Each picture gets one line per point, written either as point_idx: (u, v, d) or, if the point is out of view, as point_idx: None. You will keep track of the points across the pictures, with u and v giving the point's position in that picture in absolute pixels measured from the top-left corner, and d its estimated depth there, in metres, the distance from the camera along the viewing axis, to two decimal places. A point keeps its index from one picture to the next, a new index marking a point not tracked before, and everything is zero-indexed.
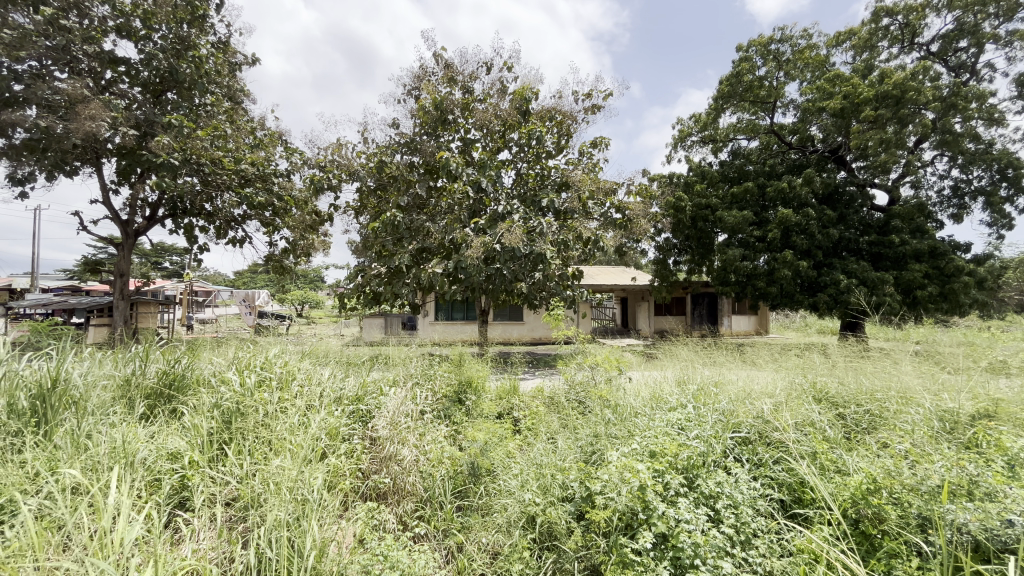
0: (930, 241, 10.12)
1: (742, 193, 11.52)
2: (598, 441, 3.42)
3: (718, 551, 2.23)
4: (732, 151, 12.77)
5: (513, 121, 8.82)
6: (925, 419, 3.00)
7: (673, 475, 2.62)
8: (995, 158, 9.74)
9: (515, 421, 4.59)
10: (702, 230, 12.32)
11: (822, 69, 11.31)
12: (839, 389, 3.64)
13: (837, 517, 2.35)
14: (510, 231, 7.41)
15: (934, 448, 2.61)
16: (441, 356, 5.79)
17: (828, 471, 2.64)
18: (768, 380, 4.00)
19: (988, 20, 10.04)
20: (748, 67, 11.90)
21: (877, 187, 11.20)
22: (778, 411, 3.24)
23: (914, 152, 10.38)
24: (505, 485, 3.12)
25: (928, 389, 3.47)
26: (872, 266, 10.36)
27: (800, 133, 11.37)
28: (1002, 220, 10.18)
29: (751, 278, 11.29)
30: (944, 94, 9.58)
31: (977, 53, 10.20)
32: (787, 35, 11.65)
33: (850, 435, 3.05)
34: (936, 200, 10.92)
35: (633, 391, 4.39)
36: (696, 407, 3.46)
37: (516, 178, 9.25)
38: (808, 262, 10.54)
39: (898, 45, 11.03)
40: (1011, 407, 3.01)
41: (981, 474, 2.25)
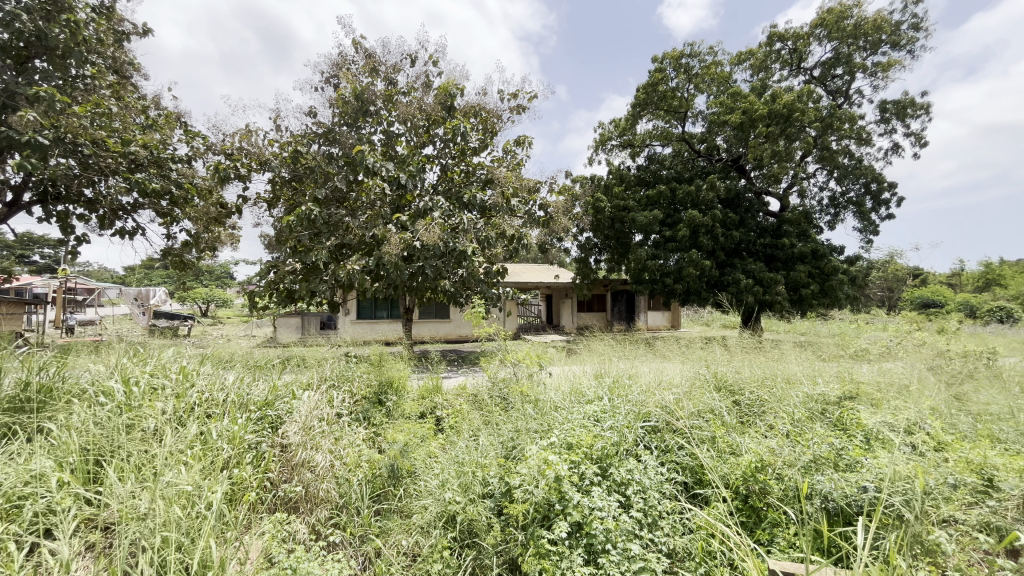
0: (813, 245, 11.41)
1: (656, 197, 12.26)
2: (519, 437, 3.47)
3: (627, 535, 2.37)
4: (648, 156, 13.55)
5: (438, 116, 8.67)
6: (803, 402, 3.37)
7: (588, 466, 2.74)
8: (863, 173, 11.21)
9: (438, 420, 4.55)
10: (621, 230, 12.96)
11: (725, 85, 12.32)
12: (735, 376, 3.97)
13: (731, 494, 2.56)
14: (431, 229, 7.32)
15: (810, 427, 2.95)
16: (360, 356, 5.55)
17: (724, 453, 2.87)
18: (676, 371, 4.29)
19: (859, 52, 11.50)
20: (662, 78, 12.65)
21: (770, 195, 12.42)
22: (682, 400, 3.49)
23: (801, 164, 11.65)
24: (427, 486, 3.08)
25: (807, 376, 3.90)
26: (766, 266, 11.48)
27: (708, 143, 12.32)
28: (868, 227, 11.74)
29: (663, 277, 12.07)
30: (824, 114, 10.85)
31: (850, 80, 11.65)
32: (696, 51, 12.55)
33: (744, 419, 3.34)
34: (818, 208, 12.30)
35: (553, 386, 4.53)
36: (610, 400, 3.63)
37: (440, 174, 9.12)
38: (712, 262, 11.44)
39: (788, 68, 12.29)
40: (869, 389, 3.48)
41: (844, 448, 2.60)
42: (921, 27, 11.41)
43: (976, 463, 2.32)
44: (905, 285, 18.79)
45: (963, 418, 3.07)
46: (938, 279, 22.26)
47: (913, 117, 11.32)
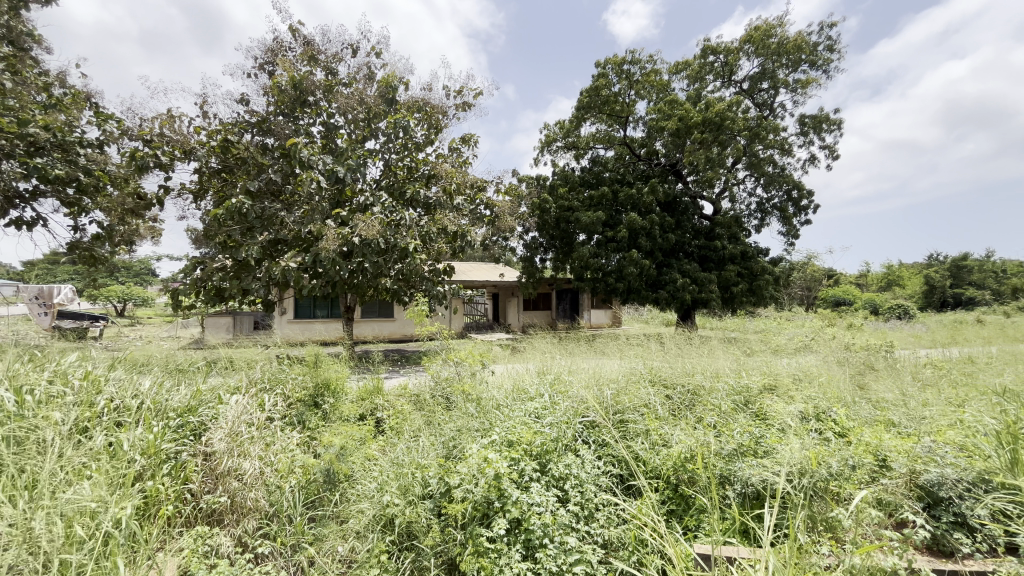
0: (742, 247, 12.17)
1: (599, 198, 12.61)
2: (460, 436, 3.45)
3: (564, 528, 2.43)
4: (592, 158, 13.91)
5: (380, 109, 8.43)
6: (729, 394, 3.59)
7: (527, 462, 2.77)
8: (786, 181, 12.09)
9: (378, 422, 4.44)
10: (565, 230, 13.22)
11: (664, 92, 12.88)
12: (669, 371, 4.15)
13: (662, 484, 2.68)
14: (370, 223, 7.13)
15: (734, 419, 3.15)
16: (295, 357, 5.30)
17: (656, 445, 3.00)
18: (614, 367, 4.44)
19: (782, 68, 12.38)
20: (605, 83, 13.03)
21: (704, 199, 13.13)
22: (619, 396, 3.61)
23: (731, 171, 12.40)
24: (365, 490, 2.99)
25: (732, 370, 4.15)
26: (700, 266, 12.11)
27: (648, 147, 12.83)
28: (790, 231, 12.67)
29: (605, 276, 12.43)
30: (752, 125, 11.60)
31: (775, 94, 12.53)
32: (637, 58, 13.02)
33: (676, 411, 3.51)
34: (747, 212, 13.14)
35: (496, 384, 4.54)
36: (551, 396, 3.70)
37: (383, 170, 8.88)
38: (651, 262, 11.91)
39: (720, 80, 13.03)
40: (787, 382, 3.76)
41: (763, 436, 2.79)
42: (835, 49, 12.48)
43: (874, 446, 2.56)
44: (820, 285, 20.52)
45: (865, 406, 3.39)
46: (848, 279, 24.50)
47: (828, 131, 12.36)
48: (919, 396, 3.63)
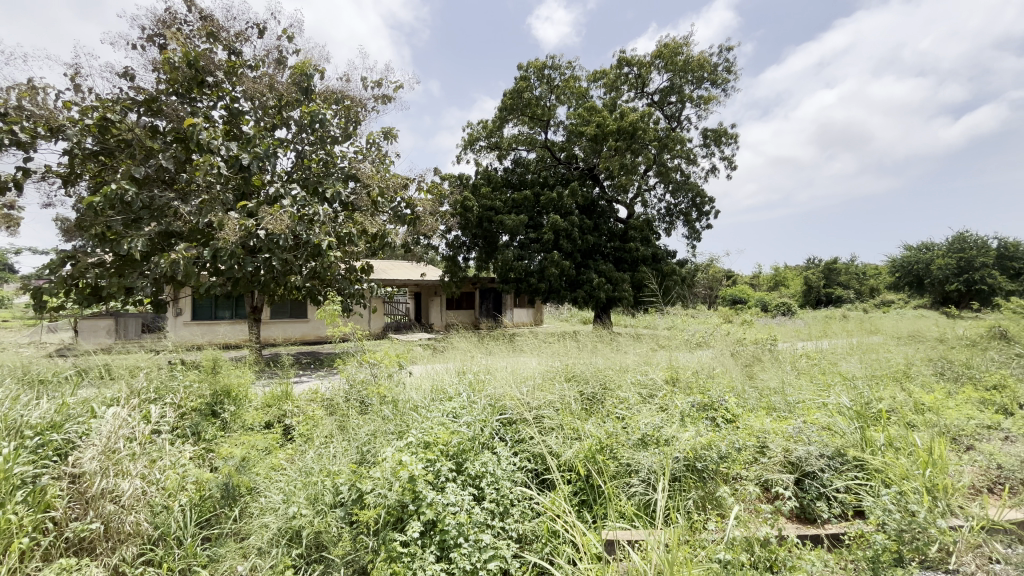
0: (652, 249, 13.01)
1: (521, 199, 12.84)
2: (375, 440, 3.34)
3: (478, 526, 2.43)
4: (514, 159, 14.12)
5: (292, 97, 7.91)
6: (636, 387, 3.81)
7: (443, 463, 2.75)
8: (690, 189, 13.10)
9: (286, 429, 4.18)
10: (488, 230, 13.30)
11: (583, 99, 13.40)
12: (583, 367, 4.32)
13: (575, 475, 2.77)
14: (279, 218, 6.67)
15: (640, 410, 3.34)
16: (190, 362, 4.82)
17: (569, 438, 3.10)
18: (532, 365, 4.54)
19: (688, 84, 13.41)
20: (527, 86, 13.29)
21: (619, 203, 13.85)
22: (534, 393, 3.69)
23: (644, 177, 13.20)
24: (269, 502, 2.80)
25: (640, 365, 4.42)
26: (615, 267, 12.76)
27: (567, 151, 13.28)
28: (694, 234, 13.75)
29: (527, 275, 12.67)
30: (662, 135, 12.44)
31: (681, 108, 13.53)
32: (557, 64, 13.42)
33: (589, 405, 3.66)
34: (657, 216, 14.05)
35: (414, 385, 4.44)
36: (468, 396, 3.69)
37: (295, 161, 8.35)
38: (570, 262, 12.34)
39: (634, 91, 13.82)
40: (687, 375, 4.08)
41: (664, 425, 3.00)
42: (732, 70, 13.74)
43: (756, 429, 2.85)
44: (720, 285, 22.54)
45: (752, 393, 3.76)
46: (744, 279, 27.14)
47: (726, 145, 13.59)
48: (795, 383, 4.12)
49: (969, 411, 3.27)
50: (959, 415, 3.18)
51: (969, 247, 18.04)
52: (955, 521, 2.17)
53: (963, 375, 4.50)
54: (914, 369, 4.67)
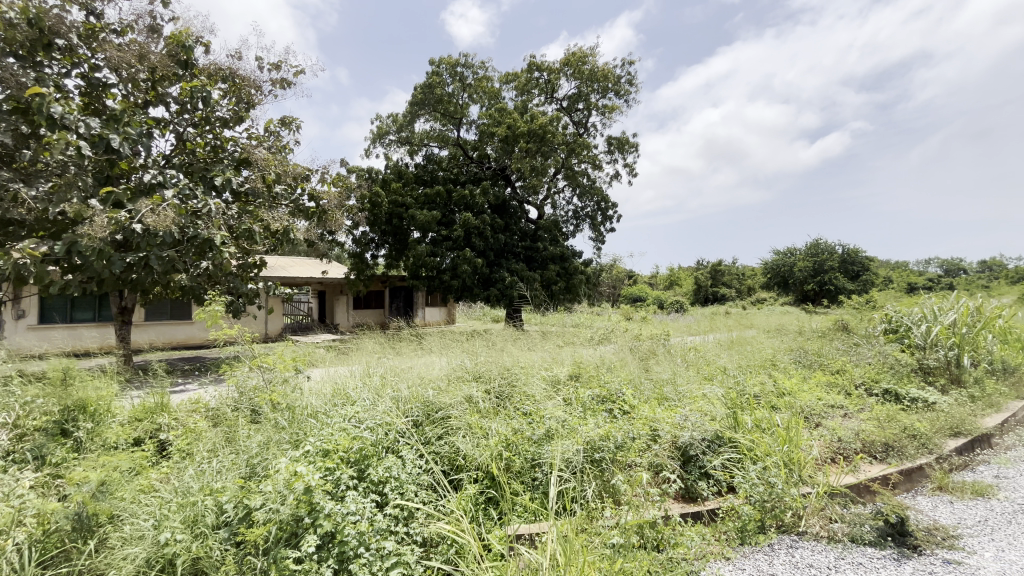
0: (561, 249, 13.50)
1: (432, 196, 12.64)
2: (266, 451, 3.08)
3: (381, 533, 2.34)
4: (426, 156, 13.87)
5: (170, 72, 7.03)
6: (542, 383, 3.91)
7: (343, 470, 2.62)
8: (596, 193, 13.81)
9: (161, 445, 3.71)
10: (398, 226, 12.92)
11: (495, 100, 13.53)
12: (491, 365, 4.33)
13: (482, 473, 2.77)
14: (159, 210, 5.93)
15: (546, 404, 3.43)
16: (35, 374, 4.09)
17: (475, 436, 3.10)
18: (441, 365, 4.47)
19: (593, 93, 14.10)
20: (439, 81, 13.11)
21: (530, 204, 14.19)
22: (441, 394, 3.63)
23: (553, 180, 13.66)
24: (134, 529, 2.45)
25: (546, 362, 4.55)
26: (526, 266, 13.05)
27: (480, 150, 13.33)
28: (599, 236, 14.50)
29: (439, 274, 12.51)
30: (570, 140, 12.96)
31: (588, 115, 14.20)
32: (469, 63, 13.41)
33: (497, 403, 3.68)
34: (565, 218, 14.62)
35: (313, 390, 4.16)
36: (372, 400, 3.53)
37: (175, 143, 7.43)
38: (482, 261, 12.40)
39: (544, 95, 14.23)
40: (589, 371, 4.27)
41: (567, 420, 3.11)
42: (633, 83, 14.71)
43: (649, 418, 3.07)
44: (622, 284, 24.06)
45: (647, 385, 4.05)
46: (643, 279, 29.23)
47: (628, 153, 14.51)
48: (683, 374, 4.51)
49: (819, 393, 3.82)
50: (810, 396, 3.70)
51: (822, 253, 21.07)
52: (805, 489, 2.52)
53: (814, 362, 5.24)
54: (778, 358, 5.35)
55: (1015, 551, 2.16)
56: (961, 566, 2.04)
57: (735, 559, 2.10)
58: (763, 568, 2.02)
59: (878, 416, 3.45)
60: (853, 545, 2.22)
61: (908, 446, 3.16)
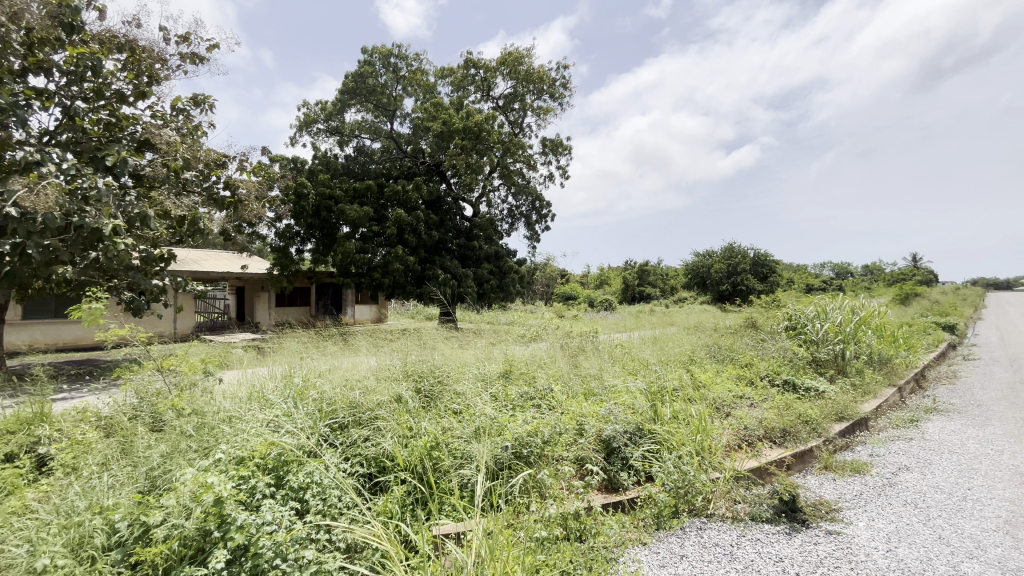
0: (496, 247, 13.56)
1: (363, 189, 12.19)
2: (170, 461, 2.81)
3: (300, 542, 2.20)
4: (357, 147, 13.36)
5: (56, 37, 6.21)
6: (473, 381, 3.89)
7: (259, 478, 2.45)
8: (530, 193, 14.01)
9: (41, 461, 3.28)
10: (326, 220, 12.33)
11: (430, 94, 13.31)
12: (422, 363, 4.25)
13: (410, 475, 2.71)
14: (41, 192, 5.22)
15: (477, 402, 3.43)
16: None
17: (404, 437, 3.02)
18: (369, 365, 4.33)
19: (529, 94, 14.28)
20: (371, 71, 12.67)
21: (465, 201, 14.11)
22: (368, 394, 3.50)
23: (488, 178, 13.69)
24: (3, 558, 2.15)
25: (477, 360, 4.55)
26: (460, 263, 12.96)
27: (414, 145, 13.06)
28: (533, 235, 14.72)
29: (370, 271, 12.11)
30: (505, 139, 13.05)
31: (523, 115, 14.37)
32: (404, 54, 13.09)
33: (426, 403, 3.62)
34: (500, 216, 14.69)
35: (226, 394, 3.86)
36: (293, 403, 3.33)
37: (61, 118, 6.57)
38: (415, 258, 12.15)
39: (480, 92, 14.20)
40: (521, 368, 4.33)
41: (497, 417, 3.13)
42: (567, 87, 15.09)
43: (576, 413, 3.18)
44: (555, 283, 24.63)
45: (575, 381, 4.19)
46: (576, 278, 30.10)
47: (562, 155, 14.86)
48: (609, 369, 4.71)
49: (729, 384, 4.16)
50: (722, 389, 4.01)
51: (736, 256, 22.83)
52: (714, 474, 2.73)
53: (726, 356, 5.68)
54: (696, 353, 5.74)
55: (882, 520, 2.48)
56: (840, 535, 2.31)
57: (651, 544, 2.23)
58: (676, 550, 2.17)
59: (779, 404, 3.81)
60: (753, 522, 2.44)
61: (801, 430, 3.52)
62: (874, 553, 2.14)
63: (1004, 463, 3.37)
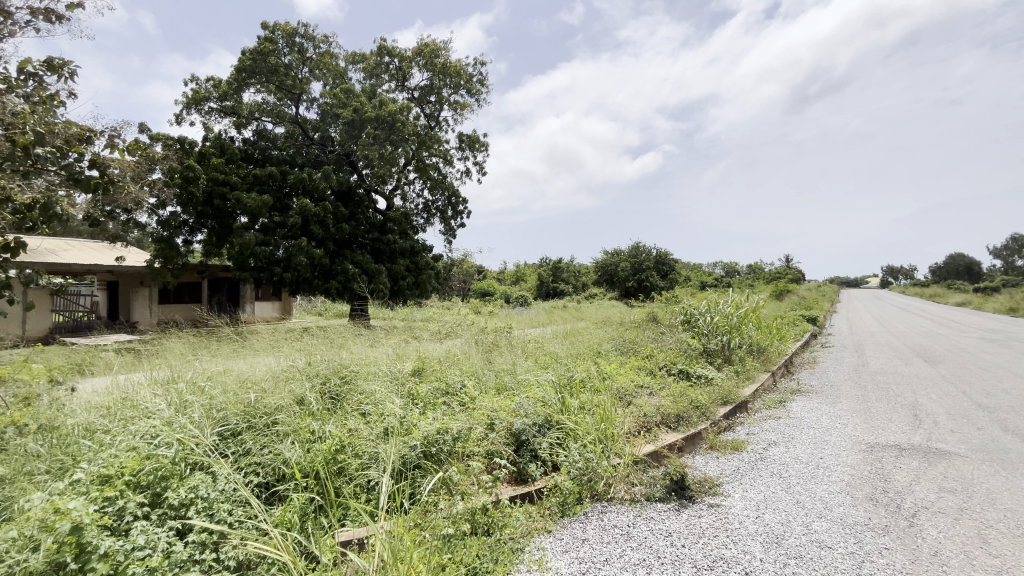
0: (410, 242, 13.20)
1: (263, 177, 11.25)
2: (12, 486, 2.38)
3: (181, 566, 1.98)
4: (256, 131, 12.31)
5: None
6: (384, 380, 3.76)
7: (129, 499, 2.16)
8: (446, 188, 13.84)
9: None
10: (220, 209, 11.22)
11: (340, 79, 12.63)
12: (327, 363, 4.03)
13: (311, 481, 2.54)
14: None
15: (387, 401, 3.32)
16: None
17: (305, 442, 2.84)
18: (268, 366, 4.01)
19: (446, 88, 14.07)
20: (273, 49, 11.71)
21: (378, 194, 13.58)
22: (266, 397, 3.24)
23: (403, 171, 13.30)
24: None
25: (389, 358, 4.41)
26: (373, 258, 12.47)
27: (322, 132, 12.31)
28: (450, 231, 14.57)
29: (271, 265, 11.23)
30: (421, 132, 12.76)
31: (439, 108, 14.14)
32: (310, 35, 12.25)
33: (332, 405, 3.43)
34: (415, 211, 14.36)
35: (91, 404, 3.36)
36: (175, 411, 2.98)
37: None
38: (322, 251, 11.48)
39: (395, 82, 13.74)
40: (434, 366, 4.27)
41: (407, 416, 3.05)
42: (485, 83, 15.10)
43: (487, 408, 3.20)
44: (472, 278, 24.64)
45: (488, 376, 4.22)
46: (492, 274, 30.34)
47: (479, 151, 14.86)
48: (522, 364, 4.81)
49: (631, 375, 4.44)
50: (625, 379, 4.28)
51: (641, 255, 24.42)
52: (615, 460, 2.89)
53: (630, 348, 6.05)
54: (603, 347, 6.05)
55: (754, 491, 2.80)
56: (719, 507, 2.57)
57: (556, 531, 2.31)
58: (578, 535, 2.27)
59: (673, 392, 4.15)
60: (647, 502, 2.63)
61: (692, 415, 3.87)
62: (746, 520, 2.41)
63: (849, 435, 3.96)
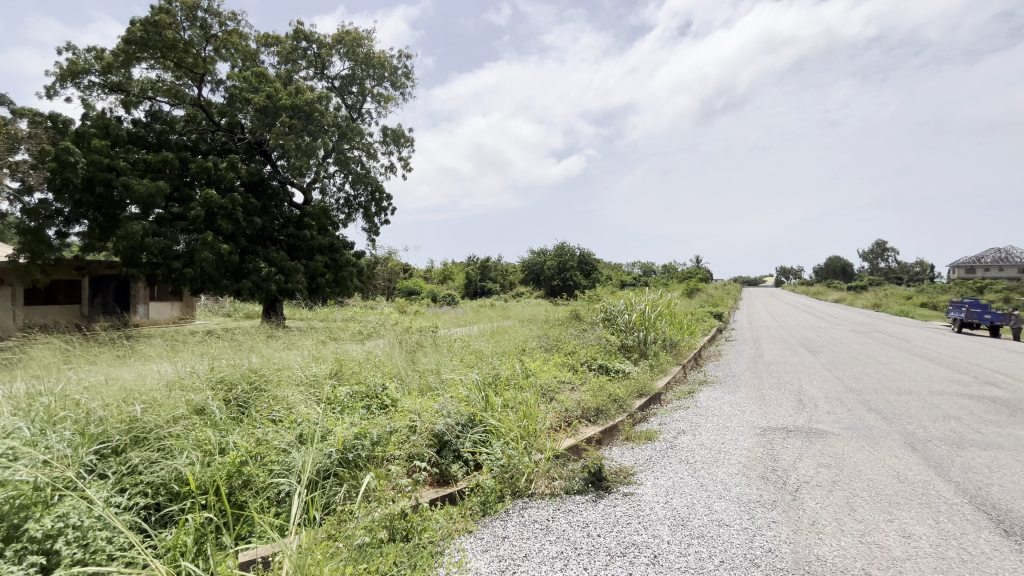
0: (330, 238, 12.48)
1: (158, 163, 10.12)
2: None
3: None
4: (150, 112, 11.08)
5: None
6: (297, 384, 3.53)
7: None
8: (369, 182, 13.32)
9: None
10: (104, 197, 9.94)
11: (250, 61, 11.70)
12: (233, 368, 3.70)
13: (210, 498, 2.32)
14: None
15: (301, 406, 3.12)
16: None
17: (205, 454, 2.58)
18: (162, 373, 3.61)
19: (369, 79, 13.54)
20: (170, 22, 10.56)
21: (294, 186, 12.74)
22: (158, 408, 2.91)
23: (322, 163, 12.61)
24: None
25: (303, 361, 4.14)
26: (288, 255, 11.70)
27: (229, 117, 11.33)
28: (373, 228, 14.05)
29: (168, 260, 10.14)
30: (341, 123, 12.17)
31: (362, 100, 13.57)
32: (215, 10, 11.21)
33: (238, 414, 3.16)
34: (336, 205, 13.67)
35: None
36: (40, 429, 2.58)
37: None
38: (230, 247, 10.58)
39: (313, 69, 12.98)
40: (355, 368, 4.08)
41: (322, 422, 2.89)
42: (410, 77, 14.72)
43: (409, 410, 3.12)
44: (397, 277, 23.96)
45: (411, 377, 4.11)
46: (419, 272, 29.72)
47: (404, 147, 14.46)
48: (447, 363, 4.74)
49: (554, 371, 4.55)
50: (548, 375, 4.38)
51: (566, 254, 25.18)
52: (537, 456, 2.94)
53: (553, 346, 6.20)
54: (528, 345, 6.14)
55: (664, 477, 2.99)
56: (632, 495, 2.70)
57: (477, 531, 2.30)
58: (499, 532, 2.28)
59: (593, 387, 4.31)
60: (567, 495, 2.70)
61: (610, 408, 4.05)
62: (655, 506, 2.56)
63: (746, 420, 4.36)
